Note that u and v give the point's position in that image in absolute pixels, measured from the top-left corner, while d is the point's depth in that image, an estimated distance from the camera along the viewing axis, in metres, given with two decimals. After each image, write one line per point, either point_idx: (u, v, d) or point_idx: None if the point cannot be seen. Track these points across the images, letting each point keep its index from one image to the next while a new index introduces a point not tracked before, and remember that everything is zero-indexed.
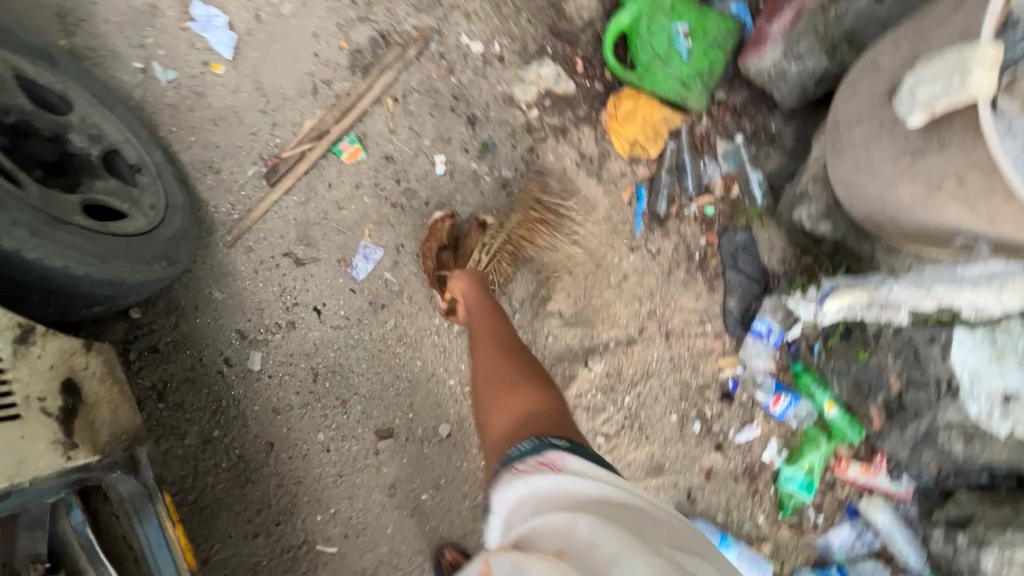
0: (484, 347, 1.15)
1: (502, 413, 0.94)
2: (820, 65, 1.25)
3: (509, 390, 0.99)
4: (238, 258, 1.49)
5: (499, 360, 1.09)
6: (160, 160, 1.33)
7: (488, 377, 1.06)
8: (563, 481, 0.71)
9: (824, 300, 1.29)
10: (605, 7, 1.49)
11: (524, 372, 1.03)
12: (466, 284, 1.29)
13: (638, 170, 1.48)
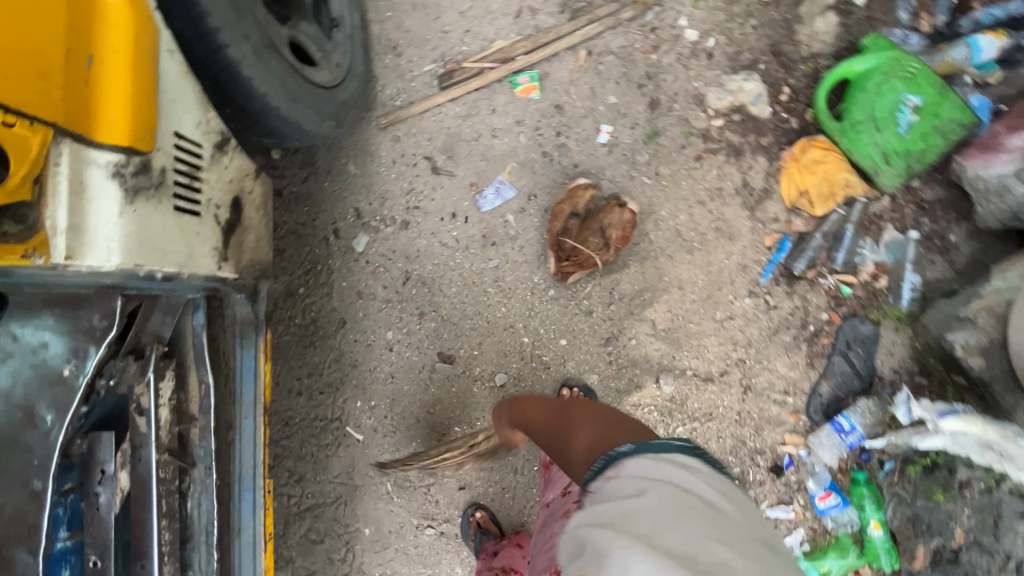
0: (534, 416, 1.04)
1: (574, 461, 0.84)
2: None
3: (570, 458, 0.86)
4: (383, 142, 1.51)
5: (546, 427, 0.97)
6: (355, 25, 1.39)
7: (553, 452, 0.92)
8: (621, 483, 0.70)
9: (946, 416, 1.22)
10: (838, 45, 1.39)
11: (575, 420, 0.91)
12: (570, 267, 1.44)
13: (793, 221, 1.41)
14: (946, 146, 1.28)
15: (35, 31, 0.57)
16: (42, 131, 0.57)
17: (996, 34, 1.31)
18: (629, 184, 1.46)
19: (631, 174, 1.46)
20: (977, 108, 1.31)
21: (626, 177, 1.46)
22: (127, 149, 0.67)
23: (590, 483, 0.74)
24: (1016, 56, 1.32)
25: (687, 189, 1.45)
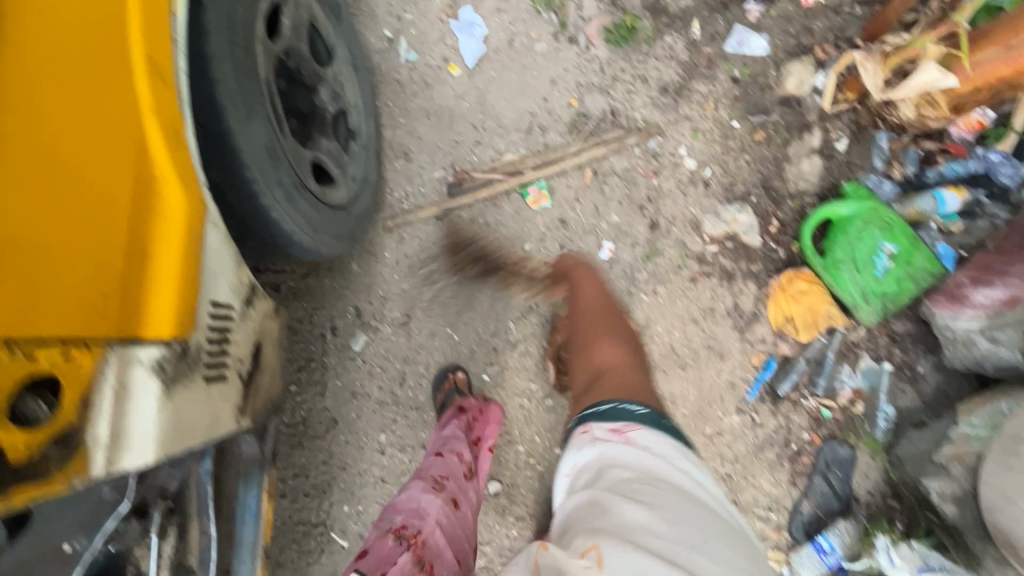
0: (596, 313, 1.37)
1: (586, 359, 1.28)
2: (1011, 357, 1.24)
3: (610, 319, 1.36)
4: (388, 242, 1.52)
5: (596, 310, 1.37)
6: (369, 133, 1.41)
7: (620, 364, 1.22)
8: (622, 458, 0.84)
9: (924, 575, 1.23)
10: (821, 184, 1.51)
11: (623, 345, 1.30)
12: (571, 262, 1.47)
13: (779, 344, 1.50)
14: (915, 291, 1.41)
15: (85, 252, 0.56)
16: (94, 352, 0.58)
17: (958, 192, 1.45)
18: (628, 300, 1.52)
19: (629, 289, 1.52)
20: (943, 256, 1.46)
21: (625, 292, 1.52)
22: (169, 339, 0.64)
23: (602, 447, 0.88)
24: (975, 210, 1.47)
25: (682, 307, 1.52)
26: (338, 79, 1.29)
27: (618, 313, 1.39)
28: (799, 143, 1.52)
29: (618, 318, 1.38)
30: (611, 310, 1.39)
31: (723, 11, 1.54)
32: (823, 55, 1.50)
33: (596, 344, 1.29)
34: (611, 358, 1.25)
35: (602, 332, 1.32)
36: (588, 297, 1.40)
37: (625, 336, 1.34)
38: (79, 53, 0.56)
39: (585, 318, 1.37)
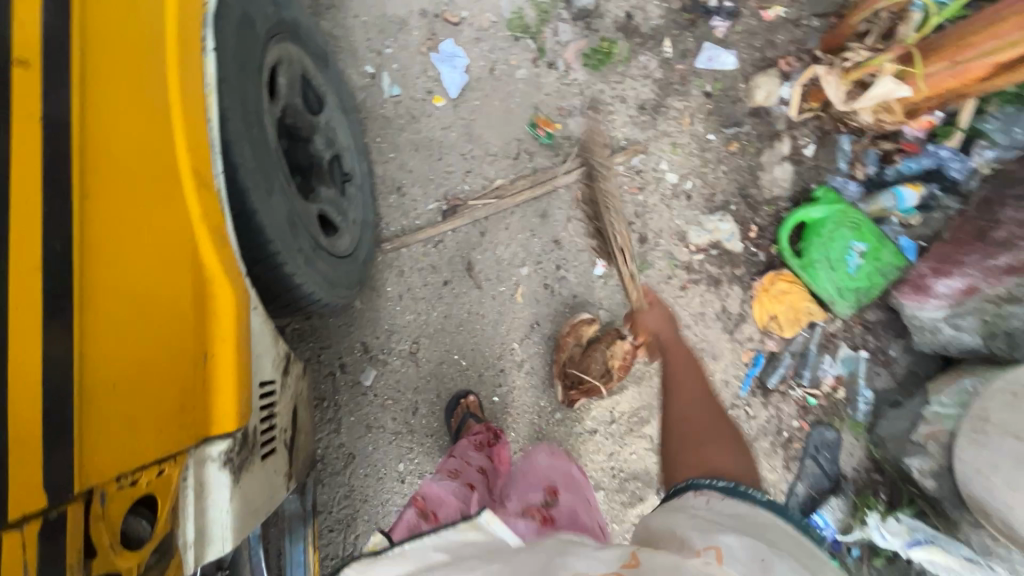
0: (682, 389, 0.99)
1: (683, 460, 0.86)
2: (971, 340, 1.39)
3: (715, 437, 0.88)
4: (389, 276, 1.55)
5: (693, 407, 0.95)
6: (363, 173, 1.42)
7: (681, 420, 0.94)
8: (716, 517, 0.69)
9: (914, 546, 1.36)
10: (793, 189, 1.61)
11: (725, 433, 0.88)
12: (656, 322, 1.19)
13: (765, 341, 1.61)
14: (884, 285, 1.54)
15: (147, 377, 0.62)
16: (177, 462, 0.66)
17: (915, 187, 1.58)
18: (625, 312, 1.59)
19: (624, 302, 1.59)
20: (905, 248, 1.59)
21: (621, 305, 1.59)
22: (234, 431, 0.71)
23: (700, 485, 0.76)
24: (930, 203, 1.61)
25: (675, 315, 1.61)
26: (331, 125, 1.30)
27: (714, 397, 0.98)
28: (771, 151, 1.61)
29: (710, 415, 0.93)
30: (712, 403, 0.96)
31: (691, 28, 1.61)
32: (786, 67, 1.59)
33: (683, 444, 0.89)
34: (705, 466, 0.82)
35: (698, 434, 0.89)
36: (677, 374, 1.04)
37: (718, 415, 0.93)
38: (122, 197, 0.61)
39: (674, 399, 0.99)
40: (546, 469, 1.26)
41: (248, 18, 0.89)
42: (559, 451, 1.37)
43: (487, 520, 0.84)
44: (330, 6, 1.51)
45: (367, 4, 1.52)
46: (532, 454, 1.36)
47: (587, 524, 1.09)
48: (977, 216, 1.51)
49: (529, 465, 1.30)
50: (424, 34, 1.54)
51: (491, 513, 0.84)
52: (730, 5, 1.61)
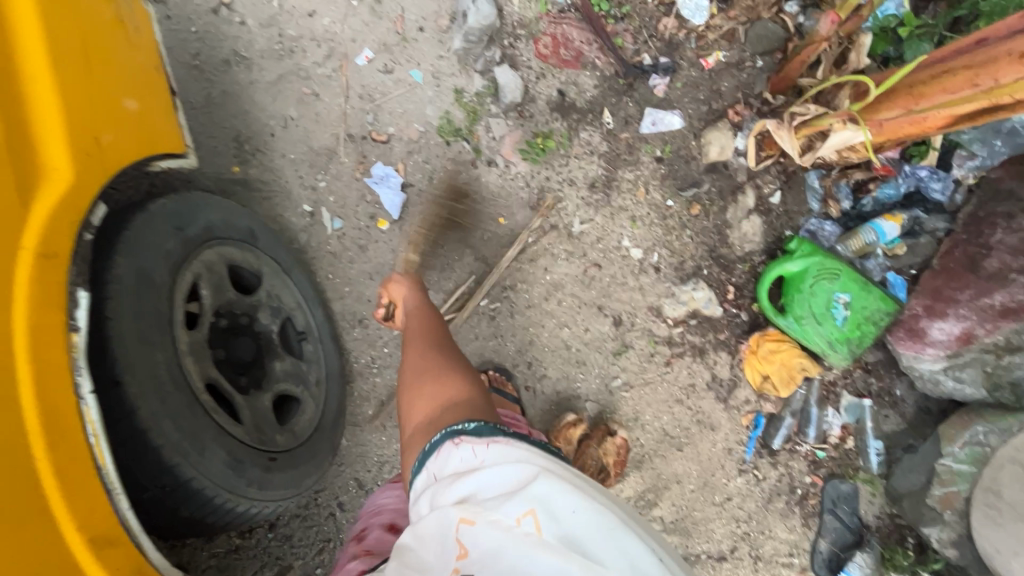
0: (416, 340, 1.04)
1: (424, 399, 0.85)
2: (976, 393, 1.37)
3: (440, 375, 0.90)
4: (368, 408, 1.52)
5: (413, 340, 1.05)
6: (320, 322, 1.39)
7: (419, 356, 0.98)
8: (510, 466, 0.63)
9: None
10: (766, 241, 1.53)
11: (454, 364, 0.94)
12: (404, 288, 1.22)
13: (763, 403, 1.55)
14: (878, 331, 1.46)
15: None
16: None
17: (896, 220, 1.48)
18: (611, 399, 1.54)
19: (609, 388, 1.54)
20: (894, 284, 1.51)
21: (606, 393, 1.54)
22: None
23: (462, 434, 0.70)
24: (915, 229, 1.51)
25: (664, 391, 1.55)
26: (273, 293, 1.27)
27: (443, 329, 1.09)
28: (735, 206, 1.53)
29: (442, 356, 0.97)
30: (426, 346, 1.01)
31: (629, 93, 1.52)
32: (737, 117, 1.50)
33: (424, 388, 0.87)
34: (437, 399, 0.83)
35: (436, 371, 0.91)
36: (414, 327, 1.10)
37: (464, 368, 0.93)
38: None
39: (411, 349, 1.02)
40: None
41: (145, 271, 0.86)
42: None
43: None
44: (254, 150, 1.47)
45: (291, 139, 1.48)
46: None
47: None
48: (965, 240, 1.42)
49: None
50: (355, 160, 1.49)
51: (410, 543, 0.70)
52: (667, 60, 1.51)
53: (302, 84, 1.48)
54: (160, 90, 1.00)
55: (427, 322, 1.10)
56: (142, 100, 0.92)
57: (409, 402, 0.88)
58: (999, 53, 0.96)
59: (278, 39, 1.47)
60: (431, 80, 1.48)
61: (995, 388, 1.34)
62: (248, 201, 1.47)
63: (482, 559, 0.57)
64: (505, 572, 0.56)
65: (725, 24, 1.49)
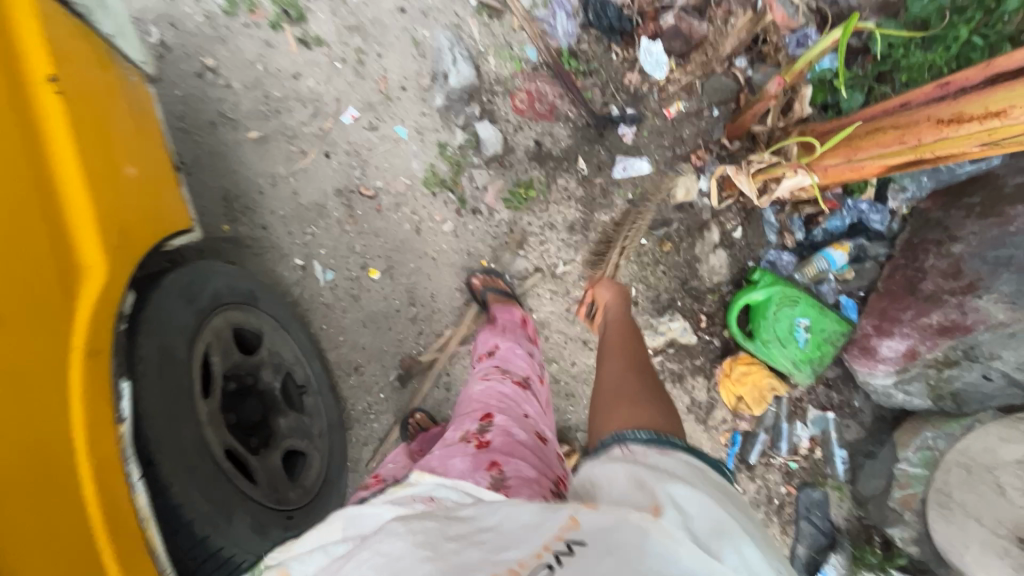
0: (615, 356, 1.13)
1: (615, 418, 0.88)
2: (923, 403, 1.52)
3: (640, 397, 0.94)
4: (367, 453, 1.55)
5: (624, 372, 1.05)
6: (317, 373, 1.42)
7: (615, 380, 1.03)
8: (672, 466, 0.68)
9: None
10: (731, 272, 1.67)
11: (650, 393, 0.96)
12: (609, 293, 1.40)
13: (739, 421, 1.67)
14: (835, 349, 1.61)
15: None
16: None
17: (843, 249, 1.64)
18: None
19: None
20: (846, 306, 1.67)
21: None
22: None
23: (630, 442, 0.75)
24: (861, 255, 1.68)
25: None
26: (274, 350, 1.30)
27: (646, 357, 1.13)
28: (702, 241, 1.66)
29: (642, 381, 1.02)
30: (624, 367, 1.07)
31: (600, 141, 1.64)
32: (700, 161, 1.64)
33: (616, 410, 0.90)
34: (632, 422, 0.85)
35: (633, 393, 0.96)
36: (614, 342, 1.21)
37: (654, 402, 0.94)
38: None
39: (610, 366, 1.11)
40: (495, 418, 1.14)
41: (167, 349, 0.89)
42: (508, 373, 1.31)
43: (416, 478, 0.80)
44: (244, 208, 1.51)
45: (280, 196, 1.52)
46: (472, 403, 1.22)
47: (520, 434, 1.09)
48: (904, 265, 1.60)
49: (481, 410, 1.17)
50: (344, 214, 1.55)
51: (419, 470, 0.81)
52: (633, 111, 1.65)
53: (289, 143, 1.53)
54: (165, 171, 1.04)
55: (626, 343, 1.18)
56: (151, 184, 0.96)
57: (600, 419, 0.92)
58: (921, 117, 1.09)
59: (264, 101, 1.52)
60: (415, 135, 1.56)
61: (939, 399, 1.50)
62: (241, 258, 1.50)
63: (593, 533, 0.56)
64: (620, 545, 0.55)
65: (684, 78, 1.64)
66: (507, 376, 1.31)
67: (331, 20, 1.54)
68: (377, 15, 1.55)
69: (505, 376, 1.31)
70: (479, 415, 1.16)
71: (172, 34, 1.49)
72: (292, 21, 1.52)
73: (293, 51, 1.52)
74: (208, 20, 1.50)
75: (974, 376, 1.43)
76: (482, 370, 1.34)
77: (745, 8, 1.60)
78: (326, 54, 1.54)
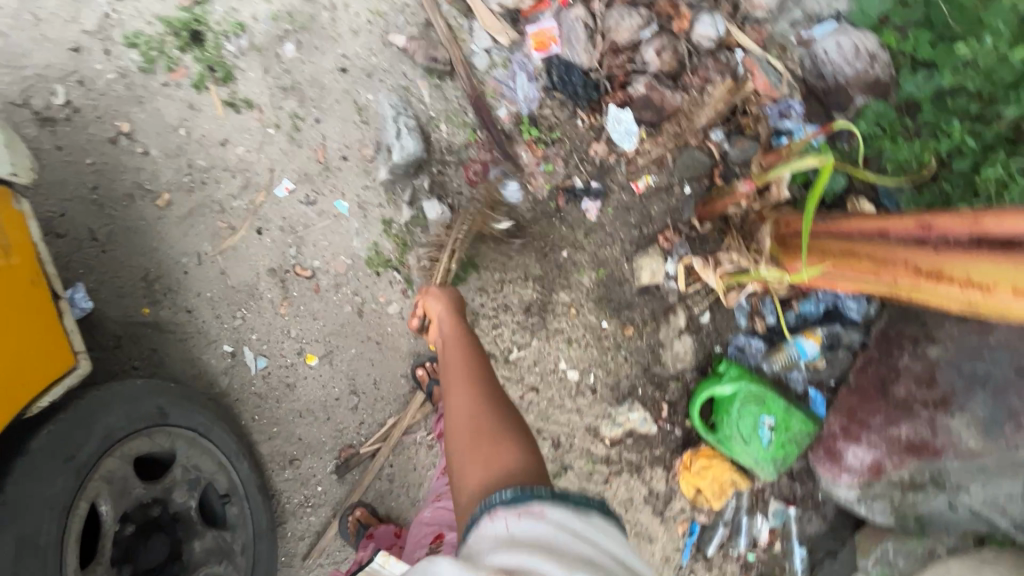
0: (457, 380, 0.98)
1: (477, 469, 0.80)
2: (886, 522, 1.47)
3: (493, 433, 0.86)
4: (302, 549, 1.47)
5: (476, 397, 0.93)
6: (245, 475, 1.30)
7: (473, 418, 0.88)
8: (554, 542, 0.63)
9: None
10: (697, 358, 1.57)
11: (506, 418, 0.89)
12: (440, 303, 1.17)
13: (697, 513, 1.60)
14: (801, 449, 1.53)
15: None
16: None
17: (815, 337, 1.56)
18: None
19: None
20: (815, 400, 1.60)
21: None
22: None
23: (500, 506, 0.69)
24: (835, 342, 1.58)
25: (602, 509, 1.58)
26: (190, 464, 1.18)
27: (486, 369, 1.01)
28: (667, 326, 1.55)
29: (498, 411, 0.91)
30: (472, 392, 0.94)
31: (561, 216, 1.51)
32: (667, 243, 1.52)
33: (474, 453, 0.83)
34: (491, 467, 0.79)
35: (487, 430, 0.86)
36: (455, 364, 1.03)
37: (516, 430, 0.87)
38: None
39: (455, 396, 0.95)
40: (447, 536, 1.13)
41: (28, 537, 0.82)
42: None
43: None
44: (165, 289, 1.37)
45: (205, 276, 1.39)
46: (423, 528, 1.20)
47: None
48: (878, 359, 1.50)
49: (433, 534, 1.16)
50: (278, 296, 1.42)
51: (463, 554, 0.63)
52: (598, 184, 1.51)
53: (216, 218, 1.39)
54: (43, 306, 0.91)
55: (467, 362, 1.02)
56: (15, 336, 0.84)
57: (458, 469, 0.84)
58: (899, 258, 0.98)
59: (187, 171, 1.37)
60: (357, 211, 1.42)
61: (902, 519, 1.45)
62: (162, 345, 1.38)
63: None
64: None
65: (655, 150, 1.50)
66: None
67: (263, 81, 1.38)
68: (315, 74, 1.39)
69: (453, 491, 1.24)
70: (433, 535, 1.16)
71: (81, 94, 1.33)
72: (219, 81, 1.36)
73: (220, 115, 1.37)
74: (121, 78, 1.34)
75: (940, 503, 1.39)
76: (436, 489, 1.29)
77: (724, 76, 1.47)
78: (257, 119, 1.38)
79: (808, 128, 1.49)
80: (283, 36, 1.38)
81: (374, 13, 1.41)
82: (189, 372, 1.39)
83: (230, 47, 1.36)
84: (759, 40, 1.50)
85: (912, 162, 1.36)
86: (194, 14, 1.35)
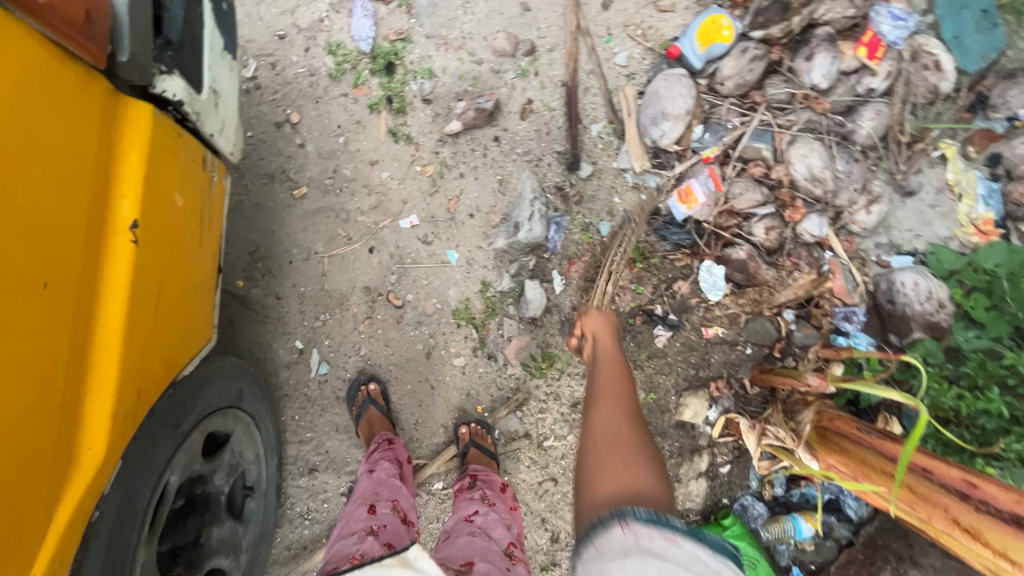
0: (605, 403, 1.03)
1: (610, 480, 0.85)
2: None
3: (636, 458, 0.89)
4: (284, 558, 1.46)
5: (611, 415, 1.00)
6: (270, 474, 1.32)
7: (605, 428, 0.97)
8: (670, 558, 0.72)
9: None
10: (704, 503, 1.67)
11: (644, 447, 0.93)
12: (600, 323, 1.32)
13: None
14: None
15: None
16: None
17: (813, 522, 1.63)
18: None
19: None
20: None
21: None
22: None
23: (631, 521, 0.76)
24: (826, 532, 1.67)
25: None
26: (237, 450, 1.20)
27: (636, 407, 1.03)
28: (689, 464, 1.66)
29: (634, 437, 0.94)
30: (617, 415, 0.99)
31: (632, 332, 1.64)
32: (716, 392, 1.65)
33: (612, 468, 0.87)
34: (629, 486, 0.83)
35: (628, 451, 0.91)
36: (606, 388, 1.07)
37: (653, 462, 0.91)
38: None
39: (601, 406, 1.03)
40: (477, 565, 1.03)
41: (129, 500, 0.79)
42: (495, 536, 1.16)
43: (416, 557, 0.83)
44: (266, 269, 1.44)
45: (306, 271, 1.45)
46: (449, 552, 1.10)
47: None
48: (861, 562, 1.61)
49: (461, 559, 1.05)
50: (363, 313, 1.48)
51: (420, 548, 0.83)
52: (675, 317, 1.64)
53: (338, 225, 1.46)
54: (209, 278, 0.97)
55: (616, 385, 1.08)
56: (189, 303, 0.88)
57: (591, 485, 0.87)
58: (939, 503, 1.12)
59: (331, 174, 1.46)
60: (463, 265, 1.52)
61: None
62: (241, 320, 1.43)
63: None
64: None
65: (733, 307, 1.64)
66: (493, 536, 1.16)
67: (429, 124, 1.50)
68: (475, 135, 1.52)
69: (492, 536, 1.15)
70: (460, 559, 1.05)
71: (269, 75, 1.45)
72: (392, 110, 1.48)
73: (380, 138, 1.47)
74: (310, 75, 1.45)
75: None
76: (458, 528, 1.19)
77: (811, 268, 1.61)
78: (411, 154, 1.49)
79: (863, 336, 1.67)
80: (461, 94, 1.51)
81: (544, 105, 1.56)
82: (256, 354, 1.44)
83: (413, 86, 1.49)
84: (847, 248, 1.68)
85: (949, 406, 1.51)
86: (395, 47, 1.48)
